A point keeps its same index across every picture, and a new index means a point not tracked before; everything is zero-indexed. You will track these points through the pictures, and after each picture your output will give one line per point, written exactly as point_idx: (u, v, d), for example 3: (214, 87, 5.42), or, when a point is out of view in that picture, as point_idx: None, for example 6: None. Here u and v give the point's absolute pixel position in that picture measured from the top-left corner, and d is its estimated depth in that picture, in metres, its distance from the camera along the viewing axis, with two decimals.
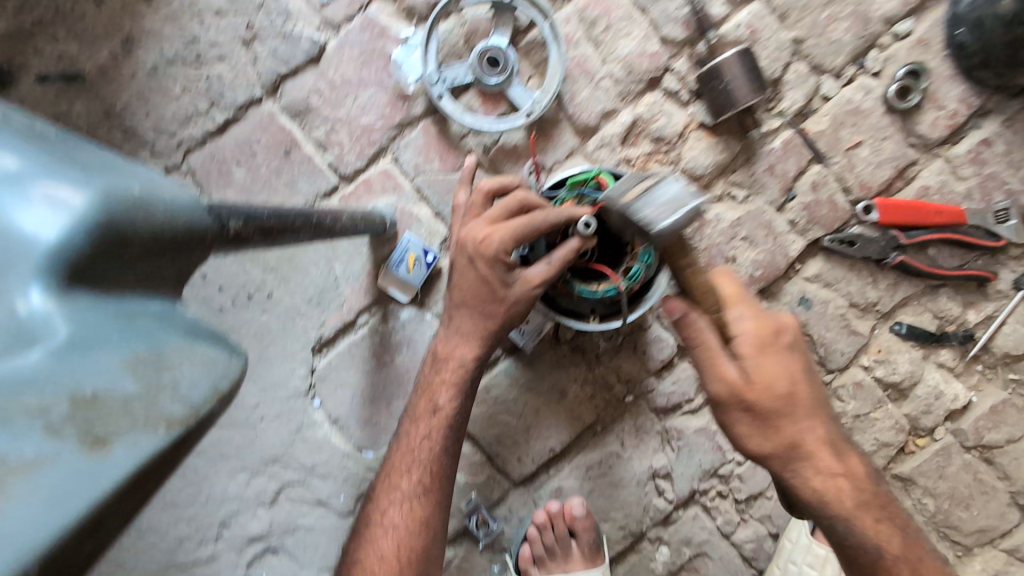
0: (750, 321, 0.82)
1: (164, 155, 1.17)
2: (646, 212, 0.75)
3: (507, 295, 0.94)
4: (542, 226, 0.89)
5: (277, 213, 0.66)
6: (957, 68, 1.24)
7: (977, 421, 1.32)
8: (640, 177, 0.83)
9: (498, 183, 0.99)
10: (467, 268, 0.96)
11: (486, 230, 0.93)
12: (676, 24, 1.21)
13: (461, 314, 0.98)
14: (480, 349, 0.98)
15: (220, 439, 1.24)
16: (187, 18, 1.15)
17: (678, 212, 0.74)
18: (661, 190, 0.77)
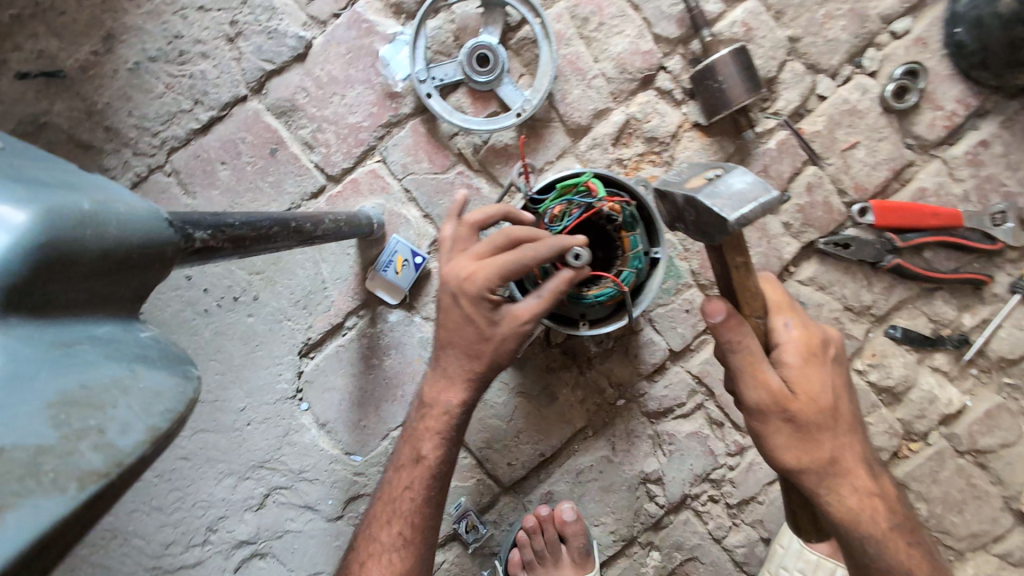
0: (798, 331, 0.80)
1: (147, 155, 1.15)
2: (713, 201, 0.62)
3: (493, 333, 0.90)
4: (530, 262, 0.84)
5: (255, 219, 0.64)
6: (955, 68, 1.21)
7: (971, 426, 1.31)
8: (702, 164, 0.70)
9: (484, 213, 0.91)
10: (450, 306, 0.91)
11: (470, 267, 0.88)
12: (670, 21, 1.19)
13: (447, 353, 0.95)
14: (467, 393, 0.95)
15: (206, 443, 1.22)
16: (169, 13, 1.12)
17: (752, 205, 0.61)
18: (730, 179, 0.64)
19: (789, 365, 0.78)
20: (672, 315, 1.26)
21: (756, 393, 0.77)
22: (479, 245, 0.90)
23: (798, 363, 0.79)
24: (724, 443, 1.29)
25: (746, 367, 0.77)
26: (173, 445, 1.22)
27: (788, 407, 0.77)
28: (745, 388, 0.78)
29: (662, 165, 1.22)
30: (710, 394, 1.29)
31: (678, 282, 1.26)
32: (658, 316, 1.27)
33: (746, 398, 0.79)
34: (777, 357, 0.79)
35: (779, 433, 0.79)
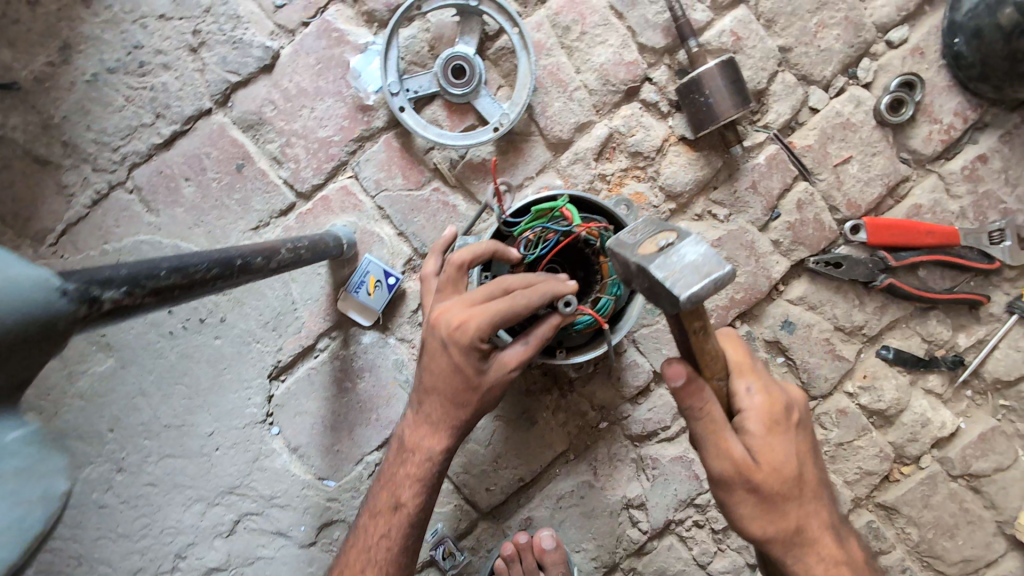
0: (762, 395, 0.77)
1: (107, 171, 1.10)
2: (665, 278, 0.62)
3: (482, 382, 0.85)
4: (523, 310, 0.80)
5: (188, 258, 0.58)
6: (953, 79, 1.16)
7: (964, 450, 1.27)
8: (652, 224, 0.69)
9: (472, 253, 0.86)
10: (439, 353, 0.85)
11: (462, 314, 0.82)
12: (655, 30, 1.13)
13: (429, 400, 0.90)
14: (450, 440, 0.90)
15: (173, 469, 1.19)
16: (128, 22, 1.07)
17: (706, 281, 0.61)
18: (684, 248, 0.64)
19: (754, 433, 0.75)
20: (656, 336, 1.23)
21: (720, 463, 0.74)
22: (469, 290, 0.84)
23: (762, 430, 0.76)
24: None
25: (707, 435, 0.74)
26: (139, 471, 1.18)
27: (753, 478, 0.74)
28: (708, 457, 0.75)
29: (646, 181, 1.17)
30: None
31: None
32: (642, 337, 1.23)
33: (709, 466, 0.76)
34: (741, 424, 0.76)
35: (744, 504, 0.76)
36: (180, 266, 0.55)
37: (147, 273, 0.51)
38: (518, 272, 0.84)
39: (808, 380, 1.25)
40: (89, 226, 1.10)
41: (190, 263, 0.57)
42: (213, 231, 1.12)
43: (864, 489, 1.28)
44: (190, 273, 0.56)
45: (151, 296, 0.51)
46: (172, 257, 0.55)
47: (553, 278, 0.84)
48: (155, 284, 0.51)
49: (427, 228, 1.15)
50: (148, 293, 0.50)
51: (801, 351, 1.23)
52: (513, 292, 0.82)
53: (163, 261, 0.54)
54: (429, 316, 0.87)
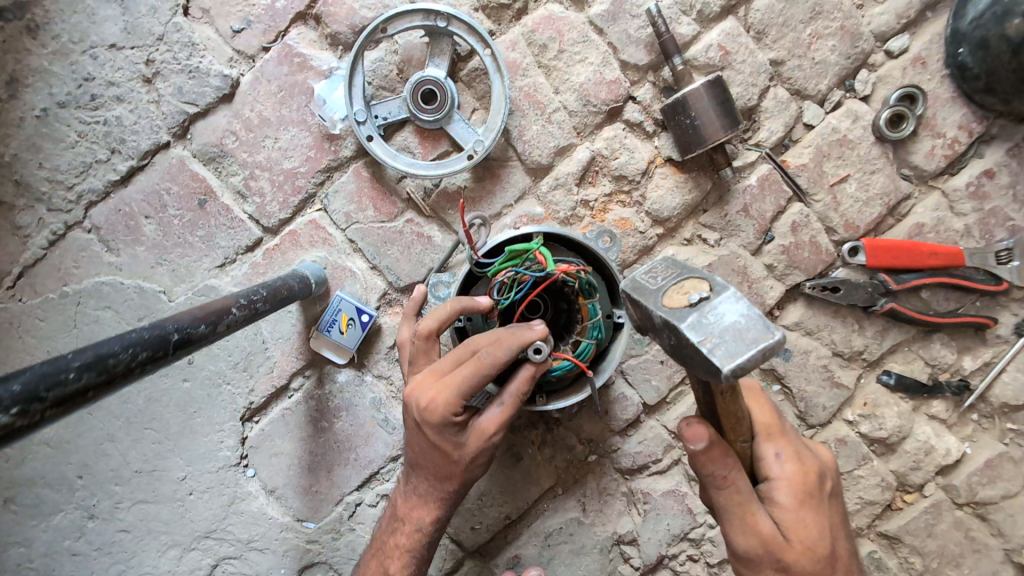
0: (790, 463, 0.77)
1: (63, 210, 1.04)
2: (703, 344, 0.56)
3: (464, 455, 0.81)
4: (491, 370, 0.76)
5: (107, 344, 0.53)
6: (958, 90, 1.09)
7: (970, 477, 1.21)
8: (680, 268, 0.63)
9: (434, 319, 0.83)
10: (416, 431, 0.82)
11: (430, 391, 0.79)
12: (638, 46, 1.06)
13: (417, 474, 0.87)
14: (439, 510, 0.87)
15: (146, 514, 1.14)
16: (77, 52, 1.01)
17: (751, 350, 0.55)
18: (721, 308, 0.58)
19: (782, 505, 0.75)
20: (645, 366, 1.17)
21: (745, 536, 0.74)
22: (437, 361, 0.81)
23: (792, 502, 0.76)
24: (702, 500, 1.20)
25: (735, 510, 0.73)
26: (111, 518, 1.14)
27: (780, 553, 0.74)
28: (734, 531, 0.74)
29: (632, 207, 1.11)
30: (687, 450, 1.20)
31: None
32: (631, 368, 1.18)
33: (736, 542, 0.75)
34: (768, 492, 0.76)
35: None
36: (92, 359, 0.50)
37: (46, 381, 0.46)
38: (483, 331, 0.81)
39: (805, 409, 1.19)
40: (47, 268, 1.06)
41: (107, 351, 0.52)
42: (177, 269, 1.07)
43: (865, 519, 1.23)
44: (106, 364, 0.51)
45: (51, 407, 0.46)
46: (83, 350, 0.51)
47: (520, 326, 0.78)
48: (56, 392, 0.47)
49: (401, 262, 1.09)
50: (45, 406, 0.46)
51: (797, 380, 1.18)
52: (480, 353, 0.78)
53: (70, 357, 0.49)
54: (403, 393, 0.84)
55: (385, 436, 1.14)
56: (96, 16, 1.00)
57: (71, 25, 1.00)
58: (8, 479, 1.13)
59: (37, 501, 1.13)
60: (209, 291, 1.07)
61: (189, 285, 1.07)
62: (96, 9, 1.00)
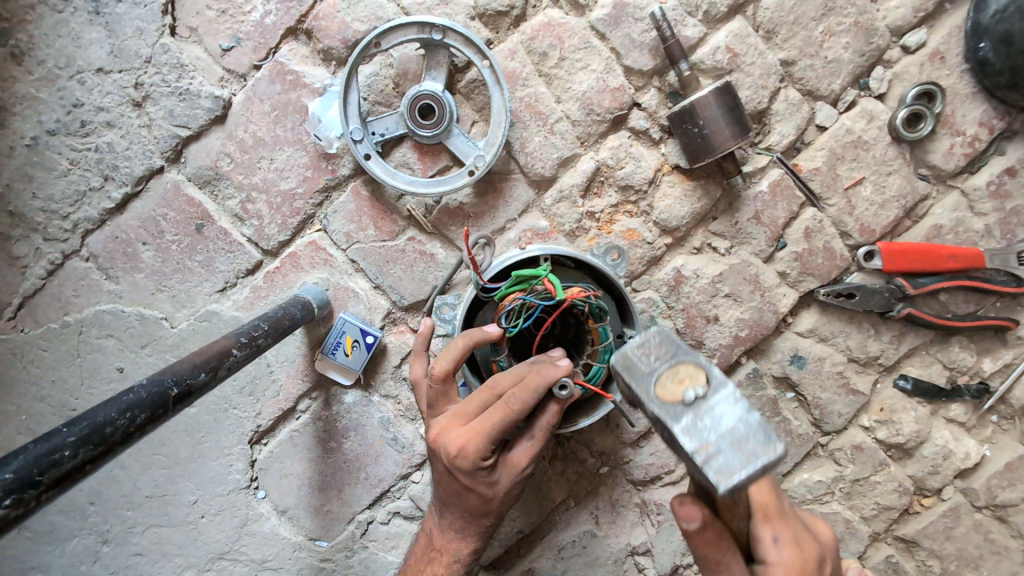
0: (789, 549, 0.73)
1: (59, 239, 1.03)
2: (700, 454, 0.56)
3: (497, 492, 0.82)
4: (520, 414, 0.76)
5: (104, 412, 0.54)
6: (978, 86, 1.04)
7: (990, 480, 1.19)
8: (673, 351, 0.63)
9: (450, 363, 0.82)
10: (448, 476, 0.83)
11: (458, 438, 0.79)
12: (642, 51, 1.02)
13: (450, 510, 0.87)
14: (476, 541, 0.88)
15: (160, 537, 1.14)
16: (65, 78, 0.98)
17: (747, 461, 0.56)
18: (716, 411, 0.58)
19: None
20: None
21: None
22: (461, 407, 0.81)
23: None
24: None
25: None
26: (125, 542, 1.14)
27: None
28: None
29: (639, 217, 1.08)
30: None
31: None
32: None
33: None
34: None
35: None
36: (88, 431, 0.52)
37: (42, 463, 0.48)
38: (506, 371, 0.80)
39: (820, 417, 1.17)
40: (47, 298, 1.04)
41: (102, 420, 0.53)
42: (178, 295, 1.05)
43: (882, 524, 1.21)
44: (103, 434, 0.53)
45: (47, 489, 0.48)
46: (79, 422, 0.52)
47: (541, 364, 0.78)
48: (52, 473, 0.48)
49: (404, 280, 1.06)
50: (41, 490, 0.47)
51: (812, 388, 1.15)
52: (505, 397, 0.78)
53: (65, 433, 0.51)
54: (429, 439, 0.84)
55: (394, 455, 1.12)
56: (81, 39, 0.98)
57: (57, 50, 0.98)
58: None
59: (50, 528, 1.14)
60: (210, 316, 1.05)
61: (190, 310, 1.06)
62: (81, 32, 0.98)
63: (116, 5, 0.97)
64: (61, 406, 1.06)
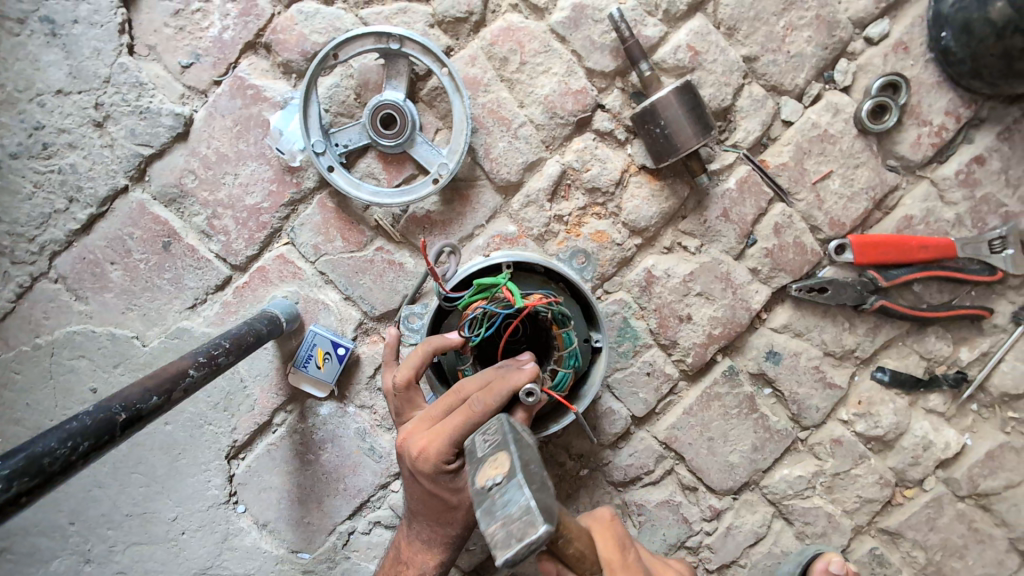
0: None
1: (27, 262, 1.03)
2: (486, 530, 0.60)
3: (463, 500, 0.80)
4: (483, 417, 0.75)
5: (43, 442, 0.55)
6: (942, 75, 1.04)
7: (971, 469, 1.17)
8: (500, 441, 0.67)
9: (414, 368, 0.83)
10: (412, 480, 0.83)
11: (421, 441, 0.79)
12: (603, 52, 1.02)
13: (418, 520, 0.87)
14: (444, 553, 0.87)
15: (142, 556, 1.15)
16: (25, 101, 0.98)
17: (518, 541, 0.58)
18: (508, 494, 0.60)
19: None
20: (631, 379, 1.14)
21: None
22: (425, 410, 0.82)
23: None
24: (698, 508, 1.19)
25: None
26: (107, 562, 1.14)
27: None
28: None
29: (607, 218, 1.08)
30: (680, 458, 1.18)
31: (636, 343, 1.12)
32: (617, 382, 1.14)
33: None
34: None
35: None
36: (24, 463, 0.53)
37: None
38: (472, 376, 0.81)
39: (798, 412, 1.16)
40: (18, 321, 1.04)
41: (40, 452, 0.54)
42: (148, 313, 1.05)
43: (864, 516, 1.20)
44: (40, 465, 0.54)
45: None
46: (14, 455, 0.53)
47: (508, 371, 0.79)
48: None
49: (375, 291, 1.06)
50: None
51: (788, 382, 1.15)
52: (470, 400, 0.78)
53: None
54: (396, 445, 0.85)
55: (373, 465, 1.12)
56: (40, 62, 0.98)
57: (16, 73, 0.98)
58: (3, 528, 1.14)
59: (32, 549, 1.14)
60: (181, 333, 1.05)
61: (160, 328, 1.05)
62: (39, 54, 0.98)
63: (72, 26, 0.97)
64: (36, 427, 1.07)
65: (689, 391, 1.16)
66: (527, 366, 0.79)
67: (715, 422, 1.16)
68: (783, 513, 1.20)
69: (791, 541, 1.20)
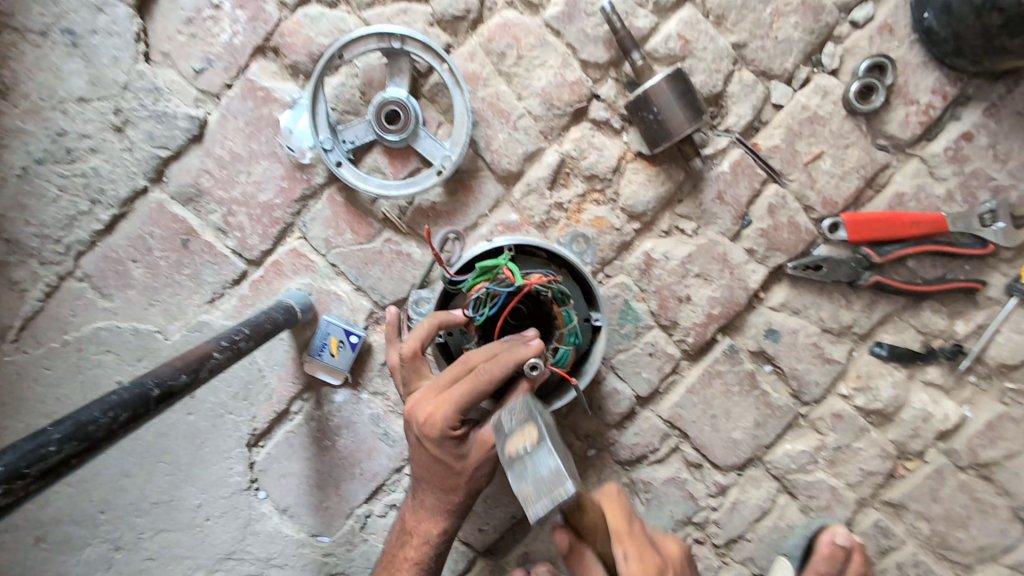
0: (637, 565, 0.76)
1: (54, 262, 1.08)
2: (517, 489, 0.67)
3: (466, 465, 0.85)
4: (489, 387, 0.80)
5: (88, 412, 0.61)
6: (928, 54, 1.07)
7: (971, 439, 1.19)
8: (528, 414, 0.73)
9: (422, 338, 0.87)
10: (417, 446, 0.87)
11: (427, 407, 0.83)
12: (597, 44, 1.06)
13: (423, 488, 0.91)
14: (448, 520, 0.92)
15: (169, 542, 1.20)
16: (48, 109, 1.04)
17: (546, 498, 0.65)
18: (536, 460, 0.68)
19: None
20: (634, 360, 1.18)
21: None
22: (432, 379, 0.86)
23: None
24: (704, 485, 1.23)
25: None
26: (137, 548, 1.20)
27: None
28: None
29: (606, 204, 1.12)
30: (684, 436, 1.22)
31: (638, 324, 1.16)
32: (620, 363, 1.18)
33: None
34: None
35: None
36: (73, 429, 0.58)
37: (28, 457, 0.54)
38: (476, 348, 0.85)
39: (799, 387, 1.20)
40: (46, 319, 1.10)
41: (86, 420, 0.59)
42: (169, 308, 1.10)
43: (867, 489, 1.23)
44: (86, 431, 0.59)
45: (35, 480, 0.54)
46: (64, 421, 0.58)
47: (512, 344, 0.83)
48: (39, 466, 0.54)
49: (384, 281, 1.11)
50: (29, 481, 0.53)
51: (788, 359, 1.18)
52: (476, 370, 0.82)
53: (51, 430, 0.57)
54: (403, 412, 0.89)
55: (387, 449, 1.16)
56: (61, 71, 1.03)
57: (39, 83, 1.03)
58: (36, 521, 1.19)
59: (66, 538, 1.19)
60: (201, 326, 1.10)
61: (182, 322, 1.10)
62: (61, 64, 1.03)
63: (91, 36, 1.02)
64: None
65: (691, 369, 1.19)
66: (529, 342, 0.83)
67: (717, 401, 1.19)
68: (788, 487, 1.23)
69: (796, 515, 1.23)
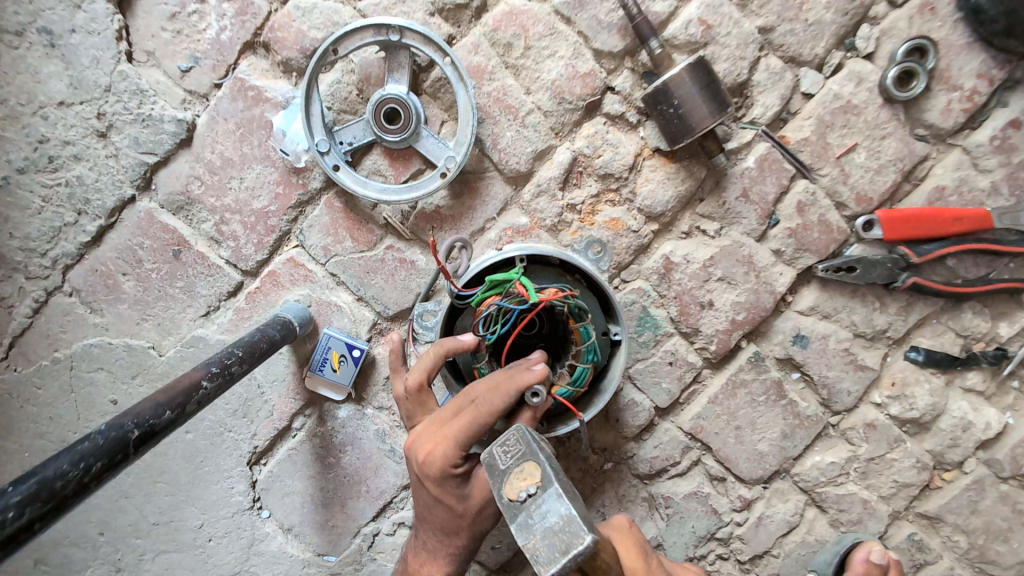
0: None
1: (41, 277, 1.03)
2: (526, 541, 0.63)
3: (469, 506, 0.79)
4: (490, 419, 0.75)
5: (55, 465, 0.55)
6: (973, 35, 0.98)
7: (1015, 449, 1.12)
8: (525, 449, 0.67)
9: (425, 369, 0.82)
10: (419, 486, 0.81)
11: (428, 444, 0.78)
12: (610, 31, 0.98)
13: (425, 529, 0.86)
14: (452, 564, 0.85)
15: (170, 563, 1.15)
16: (28, 115, 0.98)
17: (563, 554, 0.61)
18: (545, 506, 0.63)
19: None
20: (653, 369, 1.11)
21: None
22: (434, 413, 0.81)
23: None
24: (727, 499, 1.16)
25: None
26: (138, 570, 1.16)
27: None
28: None
29: (622, 205, 1.04)
30: (706, 448, 1.15)
31: (657, 332, 1.09)
32: (638, 372, 1.11)
33: None
34: None
35: None
36: (36, 488, 0.52)
37: None
38: (479, 378, 0.79)
39: (829, 396, 1.12)
40: (35, 336, 1.05)
41: (52, 476, 0.54)
42: (162, 323, 1.05)
43: (902, 502, 1.16)
44: (52, 489, 0.53)
45: None
46: (25, 480, 0.52)
47: (515, 371, 0.77)
48: None
49: (387, 290, 1.04)
50: None
51: (817, 366, 1.11)
52: (477, 402, 0.77)
53: (10, 492, 0.51)
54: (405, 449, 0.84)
55: (394, 466, 1.11)
56: (40, 74, 0.97)
57: (18, 87, 0.97)
58: (34, 543, 1.15)
59: (66, 559, 1.16)
60: (196, 341, 1.05)
61: (176, 337, 1.05)
62: (39, 67, 0.97)
63: (70, 35, 0.96)
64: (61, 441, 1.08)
65: (714, 378, 1.13)
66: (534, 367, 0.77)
67: (741, 411, 1.12)
68: (817, 500, 1.16)
69: (826, 530, 1.16)
